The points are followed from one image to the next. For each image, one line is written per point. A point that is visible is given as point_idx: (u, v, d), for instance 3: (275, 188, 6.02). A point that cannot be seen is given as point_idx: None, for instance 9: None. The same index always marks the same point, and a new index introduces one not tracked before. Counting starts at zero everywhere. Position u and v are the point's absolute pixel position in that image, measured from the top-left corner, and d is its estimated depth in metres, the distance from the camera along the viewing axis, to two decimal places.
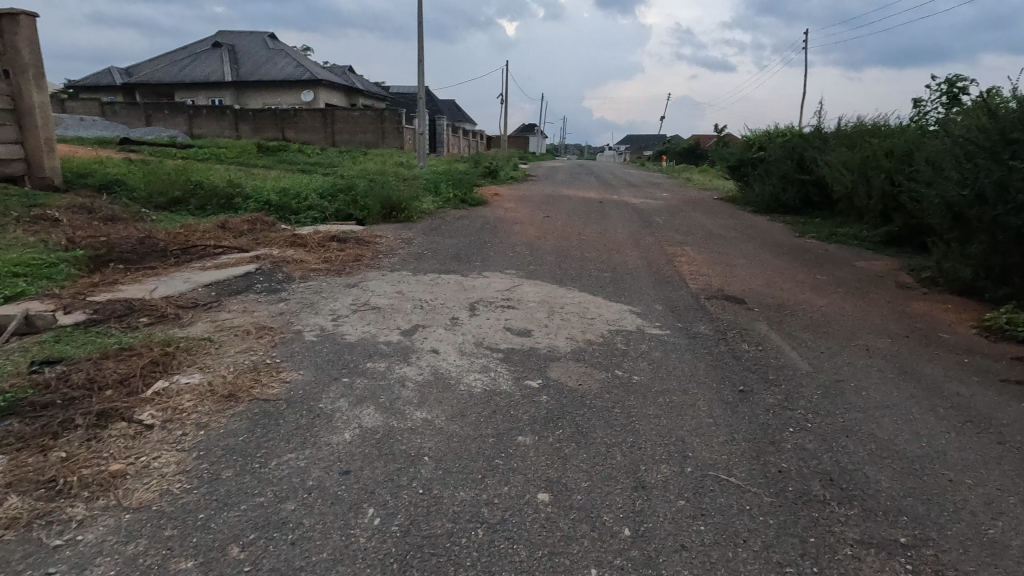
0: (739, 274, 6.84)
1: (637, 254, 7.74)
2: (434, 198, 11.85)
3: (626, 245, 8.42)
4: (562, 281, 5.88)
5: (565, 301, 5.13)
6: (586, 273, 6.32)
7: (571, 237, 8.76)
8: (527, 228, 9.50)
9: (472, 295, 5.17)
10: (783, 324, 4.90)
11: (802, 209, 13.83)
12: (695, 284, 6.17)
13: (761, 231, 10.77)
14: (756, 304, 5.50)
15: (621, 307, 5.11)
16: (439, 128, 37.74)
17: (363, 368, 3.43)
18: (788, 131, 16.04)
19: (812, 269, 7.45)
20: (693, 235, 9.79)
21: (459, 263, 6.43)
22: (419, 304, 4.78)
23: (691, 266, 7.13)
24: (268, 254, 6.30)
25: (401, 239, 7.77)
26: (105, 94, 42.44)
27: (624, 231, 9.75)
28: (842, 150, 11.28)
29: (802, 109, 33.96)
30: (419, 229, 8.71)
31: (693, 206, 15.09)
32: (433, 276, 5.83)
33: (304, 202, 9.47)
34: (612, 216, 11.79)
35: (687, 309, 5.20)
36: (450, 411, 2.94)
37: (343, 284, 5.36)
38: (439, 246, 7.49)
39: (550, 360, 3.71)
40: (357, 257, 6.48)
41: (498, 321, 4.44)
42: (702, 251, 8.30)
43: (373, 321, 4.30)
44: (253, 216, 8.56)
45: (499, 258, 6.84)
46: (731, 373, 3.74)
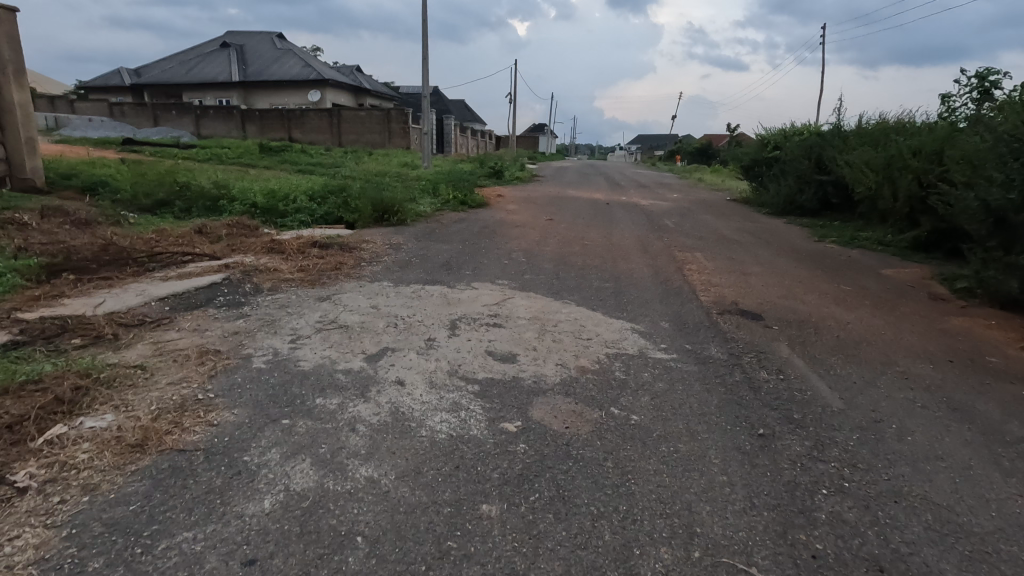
0: (755, 285, 6.23)
1: (643, 261, 7.16)
2: (432, 201, 11.34)
3: (632, 250, 7.84)
4: (558, 294, 5.32)
5: (558, 318, 4.58)
6: (585, 284, 5.76)
7: (573, 242, 8.19)
8: (527, 232, 8.95)
9: (456, 310, 4.64)
10: (808, 347, 4.29)
11: (820, 211, 13.14)
12: (706, 297, 5.58)
13: (778, 235, 10.11)
14: (775, 321, 4.89)
15: (622, 324, 4.54)
16: (447, 128, 37.27)
17: (309, 406, 2.90)
18: (805, 130, 15.31)
19: (835, 279, 6.82)
20: (704, 240, 9.19)
21: (447, 272, 5.90)
22: (393, 322, 4.26)
23: (702, 276, 6.54)
24: (241, 262, 5.82)
25: (390, 245, 7.26)
26: (116, 95, 42.61)
27: (631, 235, 9.17)
28: (864, 149, 10.60)
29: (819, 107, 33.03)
30: (411, 233, 8.19)
31: (706, 208, 14.42)
32: (416, 288, 5.31)
33: (292, 204, 8.99)
34: (619, 219, 11.20)
35: (696, 327, 4.61)
36: (402, 467, 2.41)
37: (314, 297, 4.85)
38: (430, 252, 6.98)
39: (534, 394, 3.17)
40: (338, 265, 5.98)
41: (480, 343, 3.90)
42: (714, 258, 7.70)
43: (337, 344, 3.78)
44: (236, 219, 8.10)
45: (492, 266, 6.30)
46: (748, 411, 3.17)
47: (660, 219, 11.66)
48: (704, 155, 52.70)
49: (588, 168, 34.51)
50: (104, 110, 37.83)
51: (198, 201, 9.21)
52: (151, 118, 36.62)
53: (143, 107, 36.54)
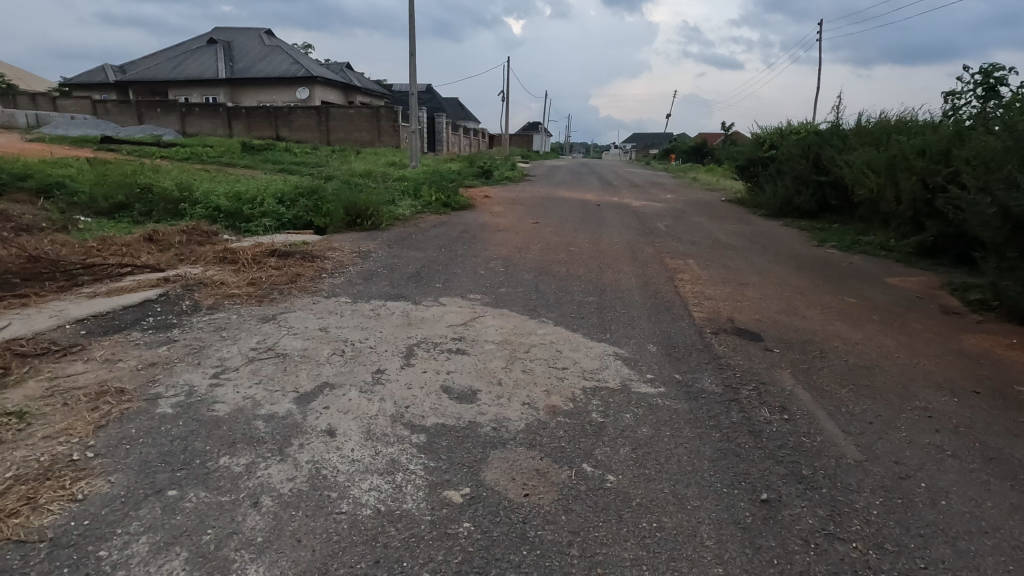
0: (752, 297, 5.71)
1: (631, 270, 6.64)
2: (412, 202, 10.79)
3: (619, 258, 7.32)
4: (534, 311, 4.79)
5: (531, 341, 4.05)
6: (566, 298, 5.23)
7: (558, 248, 7.66)
8: (510, 237, 8.42)
9: (416, 332, 4.09)
10: (814, 375, 3.77)
11: (818, 213, 12.66)
12: (699, 313, 5.05)
13: (775, 239, 9.60)
14: (776, 342, 4.37)
15: (602, 348, 4.01)
16: (438, 126, 36.67)
17: (209, 469, 2.35)
18: (803, 128, 14.82)
19: (838, 290, 6.32)
20: (697, 245, 8.68)
21: (414, 286, 5.36)
22: (341, 348, 3.72)
23: (694, 287, 6.02)
24: (186, 274, 5.26)
25: (358, 253, 6.71)
26: (101, 93, 41.81)
27: (620, 240, 8.65)
28: (865, 149, 10.11)
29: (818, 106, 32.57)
30: (384, 239, 7.64)
31: (700, 210, 13.92)
32: (377, 304, 4.76)
33: (258, 207, 8.41)
34: (609, 222, 10.67)
35: (687, 351, 4.08)
36: (306, 564, 1.87)
37: (257, 318, 4.30)
38: (401, 261, 6.44)
39: (492, 447, 2.63)
40: (294, 277, 5.44)
41: (436, 375, 3.37)
42: (707, 266, 7.18)
43: (267, 379, 3.22)
44: (194, 224, 7.52)
45: (466, 277, 5.77)
46: (749, 465, 2.63)
47: (651, 222, 11.15)
48: (698, 153, 52.27)
49: (581, 167, 34.01)
50: (88, 108, 37.06)
51: (159, 204, 8.62)
52: (136, 116, 35.88)
53: (127, 105, 35.79)
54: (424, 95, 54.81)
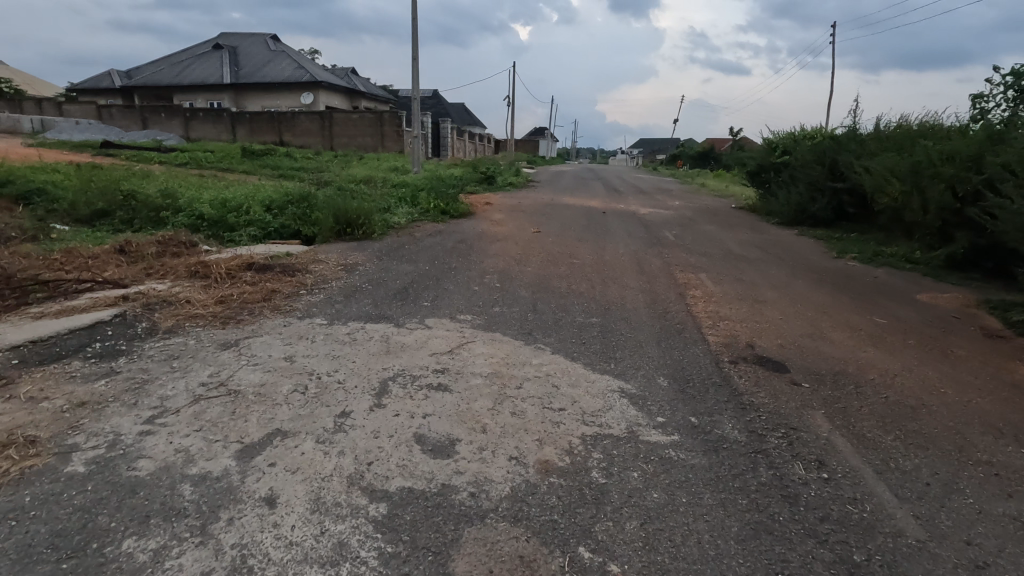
0: (771, 318, 5.18)
1: (638, 286, 6.13)
2: (409, 210, 10.36)
3: (626, 271, 6.80)
4: (530, 335, 4.30)
5: (524, 374, 3.55)
6: (566, 319, 4.73)
7: (559, 260, 7.17)
8: (509, 248, 7.93)
9: (394, 363, 3.61)
10: (851, 419, 3.25)
11: (834, 222, 12.10)
12: (714, 338, 4.54)
13: (792, 250, 9.05)
14: (803, 375, 3.85)
15: (605, 383, 3.51)
16: (443, 131, 36.32)
17: (106, 559, 1.87)
18: (817, 133, 14.27)
19: (866, 309, 5.78)
20: (709, 257, 8.16)
21: (400, 305, 4.88)
22: (305, 383, 3.24)
23: (707, 306, 5.50)
24: (150, 290, 4.82)
25: (344, 266, 6.25)
26: (106, 98, 41.82)
27: (627, 251, 8.14)
28: (887, 155, 9.56)
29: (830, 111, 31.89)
30: (374, 250, 7.17)
31: (709, 217, 13.38)
32: (354, 327, 4.28)
33: (243, 216, 7.97)
34: (615, 231, 10.17)
35: (703, 386, 3.56)
36: None
37: (218, 344, 3.83)
38: (389, 275, 5.97)
39: (466, 523, 2.13)
40: (269, 294, 4.98)
41: (410, 420, 2.87)
42: (721, 281, 6.66)
43: (209, 425, 2.74)
44: (174, 234, 7.08)
45: (457, 294, 5.29)
46: (787, 549, 2.12)
47: (659, 231, 10.64)
48: (706, 159, 51.67)
49: (587, 172, 33.53)
50: (92, 113, 37.02)
51: (140, 212, 8.21)
52: (140, 120, 35.76)
53: (131, 109, 35.68)
54: (429, 100, 54.59)
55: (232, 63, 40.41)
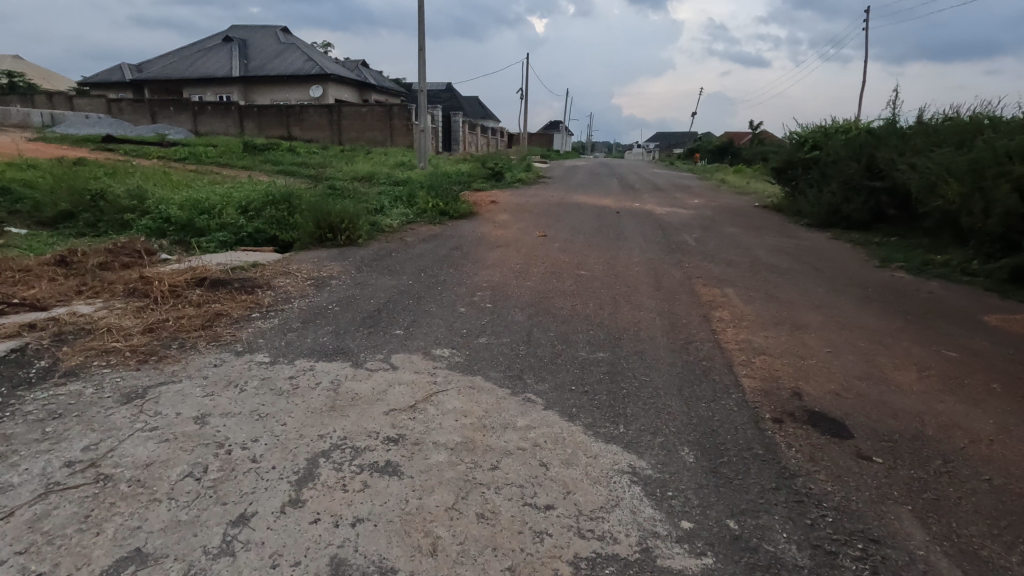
0: (817, 351, 4.27)
1: (654, 306, 5.25)
2: (403, 210, 9.57)
3: (639, 286, 5.92)
4: (520, 379, 3.45)
5: (502, 444, 2.70)
6: (566, 355, 3.87)
7: (564, 272, 6.30)
8: (509, 256, 7.07)
9: (335, 424, 2.78)
10: (952, 523, 2.34)
11: (870, 224, 11.03)
12: (749, 382, 3.64)
13: (827, 259, 8.06)
14: (872, 443, 2.95)
15: (610, 459, 2.64)
16: (454, 125, 35.49)
17: None
18: (851, 127, 13.15)
19: (928, 337, 4.83)
20: (734, 266, 7.24)
21: (367, 334, 4.07)
22: (207, 462, 2.43)
23: (738, 333, 4.59)
24: (71, 314, 4.06)
25: (315, 280, 5.45)
26: (118, 92, 41.68)
27: (641, 260, 7.24)
28: (937, 151, 8.50)
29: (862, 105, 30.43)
30: (355, 260, 6.38)
31: (732, 217, 12.37)
32: (302, 366, 3.47)
33: (216, 218, 7.22)
34: (628, 235, 9.27)
35: (740, 463, 2.68)
36: None
37: (122, 393, 3.04)
38: (365, 292, 5.17)
39: None
40: (212, 318, 4.21)
41: (332, 531, 2.05)
42: (750, 298, 5.75)
43: (45, 541, 1.94)
44: (132, 240, 6.35)
45: (438, 319, 4.47)
46: None
47: (678, 234, 9.70)
48: (724, 153, 50.17)
49: (601, 167, 32.45)
50: (103, 107, 36.85)
51: (106, 213, 7.50)
52: (149, 114, 35.45)
53: (141, 103, 35.40)
54: (442, 93, 53.72)
55: (243, 56, 39.97)
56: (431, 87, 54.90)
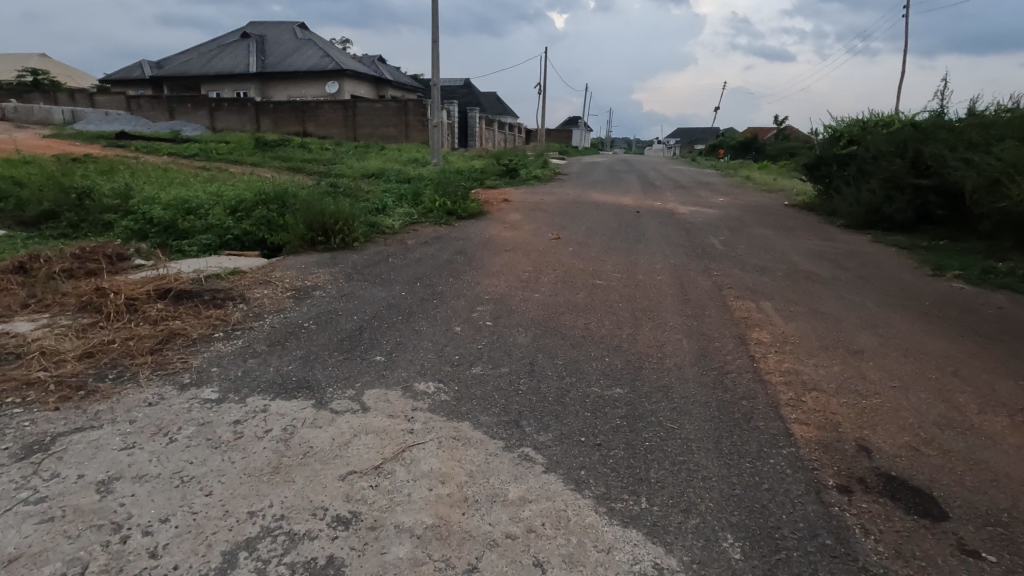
0: (880, 388, 3.54)
1: (681, 325, 4.56)
2: (406, 210, 8.97)
3: (663, 299, 5.21)
4: (518, 426, 2.81)
5: (486, 530, 2.06)
6: (576, 392, 3.21)
7: (576, 281, 5.63)
8: (517, 262, 6.41)
9: (273, 495, 2.17)
10: None
11: (915, 226, 10.12)
12: (802, 431, 2.95)
13: (872, 266, 7.25)
14: (975, 530, 2.24)
15: (628, 556, 1.99)
16: (471, 121, 34.87)
17: None
18: (892, 120, 12.19)
19: (1011, 367, 4.05)
20: (769, 275, 6.48)
21: (342, 361, 3.47)
22: (89, 559, 1.83)
23: (781, 362, 3.88)
24: (3, 336, 3.53)
25: (298, 291, 4.87)
26: (138, 89, 41.94)
27: (664, 267, 6.52)
28: (998, 146, 7.60)
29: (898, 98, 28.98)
30: (346, 267, 5.80)
31: (762, 217, 11.54)
32: (254, 404, 2.88)
33: (201, 219, 6.69)
34: (650, 237, 8.54)
35: (804, 563, 2.01)
36: None
37: (23, 443, 2.47)
38: (350, 305, 4.57)
39: None
40: (164, 340, 3.63)
41: None
42: (791, 315, 5.01)
43: None
44: (107, 243, 5.84)
45: (428, 342, 3.84)
46: None
47: (703, 237, 8.94)
48: (748, 148, 48.75)
49: (620, 163, 31.58)
50: (122, 103, 37.06)
51: (89, 214, 7.02)
52: (167, 111, 35.51)
53: (159, 100, 35.48)
54: (459, 88, 53.17)
55: (260, 52, 39.87)
56: (449, 83, 54.41)
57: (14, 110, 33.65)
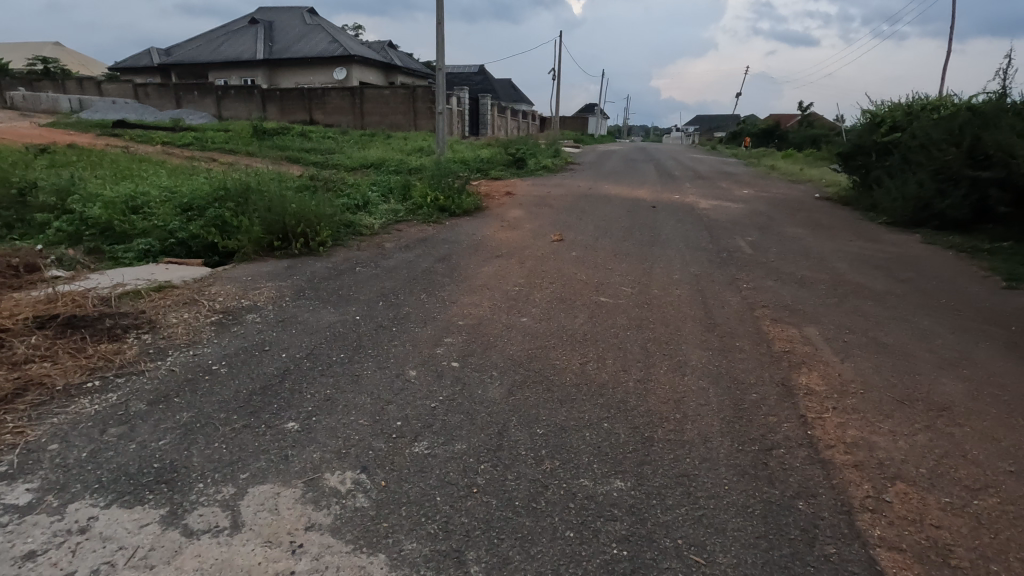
0: (992, 476, 2.50)
1: (705, 363, 3.55)
2: (391, 206, 8.02)
3: (682, 325, 4.19)
4: (461, 561, 1.85)
5: None
6: (555, 489, 2.24)
7: (575, 299, 4.64)
8: (508, 271, 5.43)
9: None
10: None
11: (971, 223, 8.89)
12: (893, 567, 1.95)
13: (930, 275, 6.13)
14: None
15: None
16: (482, 108, 33.75)
17: None
18: (941, 104, 10.90)
19: None
20: (809, 288, 5.40)
21: (239, 430, 2.54)
22: None
23: (843, 428, 2.86)
24: None
25: (227, 314, 3.95)
26: (147, 77, 41.51)
27: (683, 278, 5.50)
28: None
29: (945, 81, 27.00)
30: (301, 279, 4.88)
31: (792, 213, 10.37)
32: (74, 518, 1.95)
33: (145, 219, 5.81)
34: (666, 238, 7.48)
35: None
36: None
37: None
38: (284, 335, 3.64)
39: None
40: (9, 395, 2.73)
41: None
42: (845, 347, 3.97)
43: None
44: (24, 250, 4.98)
45: (366, 395, 2.90)
46: None
47: (728, 238, 7.85)
48: (770, 136, 46.98)
49: (636, 152, 30.31)
50: (131, 92, 36.68)
51: (24, 212, 6.18)
52: (175, 99, 34.99)
53: (166, 88, 34.93)
54: (473, 75, 52.00)
55: (268, 39, 39.08)
56: (463, 70, 53.20)
57: (22, 99, 33.42)
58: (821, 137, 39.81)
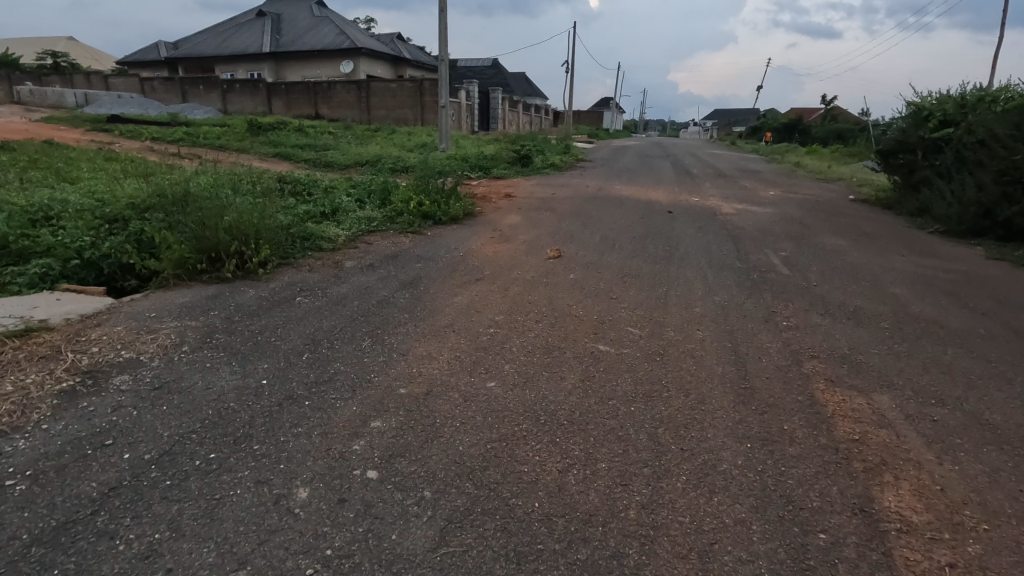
0: None
1: (742, 467, 2.45)
2: (364, 213, 6.97)
3: (706, 393, 3.09)
4: None
5: None
6: None
7: (565, 350, 3.55)
8: (486, 302, 4.36)
9: None
10: None
11: None
12: None
13: (1017, 307, 4.92)
14: None
15: None
16: (493, 102, 32.60)
17: None
18: (1003, 95, 9.53)
19: None
20: (867, 329, 4.25)
21: None
22: None
23: None
24: None
25: (89, 377, 2.93)
26: (155, 71, 41.05)
27: (705, 313, 4.39)
28: None
29: (991, 71, 25.05)
30: (219, 317, 3.85)
31: (828, 220, 9.13)
32: None
33: (55, 234, 4.83)
34: (685, 253, 6.34)
35: None
36: None
37: None
38: (148, 413, 2.61)
39: None
40: None
41: None
42: (939, 433, 2.83)
43: None
44: None
45: (212, 546, 1.85)
46: None
47: (757, 252, 6.68)
48: (792, 131, 45.23)
49: (651, 147, 28.98)
50: (137, 85, 36.13)
51: None
52: (181, 94, 34.38)
53: (172, 81, 34.31)
54: (485, 69, 50.84)
55: (275, 31, 38.30)
56: (476, 63, 52.04)
57: (28, 93, 33.02)
58: (846, 132, 38.10)
